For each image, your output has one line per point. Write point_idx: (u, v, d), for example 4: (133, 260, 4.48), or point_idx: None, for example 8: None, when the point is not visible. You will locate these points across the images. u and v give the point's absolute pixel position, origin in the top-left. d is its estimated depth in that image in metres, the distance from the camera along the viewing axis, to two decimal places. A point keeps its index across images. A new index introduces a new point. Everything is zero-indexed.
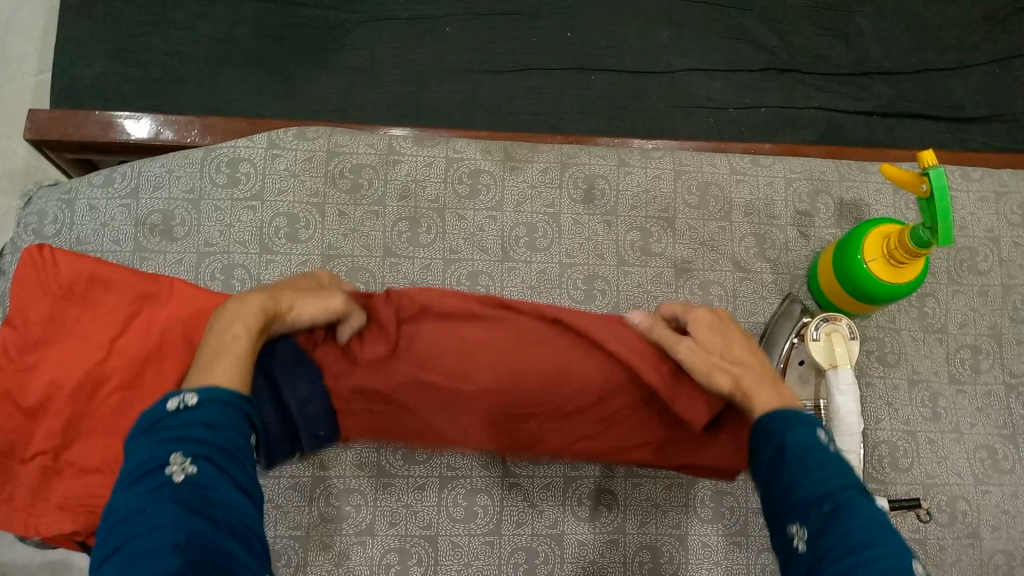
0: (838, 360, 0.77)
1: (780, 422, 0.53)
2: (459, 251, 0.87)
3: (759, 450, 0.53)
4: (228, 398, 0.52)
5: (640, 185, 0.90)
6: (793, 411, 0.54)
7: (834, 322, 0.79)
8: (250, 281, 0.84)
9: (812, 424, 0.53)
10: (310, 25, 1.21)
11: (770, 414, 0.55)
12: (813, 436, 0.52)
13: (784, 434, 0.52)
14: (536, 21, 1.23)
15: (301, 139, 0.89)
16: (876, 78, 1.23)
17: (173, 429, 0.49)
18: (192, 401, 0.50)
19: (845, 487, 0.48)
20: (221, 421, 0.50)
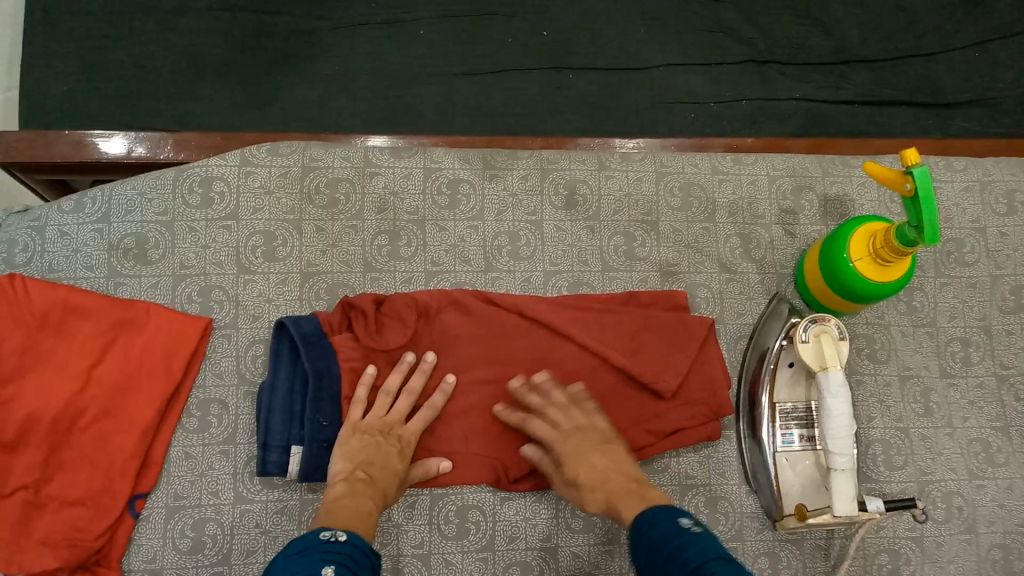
0: (825, 363, 0.76)
1: (650, 519, 0.63)
2: (440, 264, 0.85)
3: (637, 548, 0.62)
4: (359, 542, 0.62)
5: (622, 188, 0.89)
6: (662, 511, 0.64)
7: (822, 323, 0.78)
8: (228, 302, 0.82)
9: (678, 517, 0.63)
10: (281, 33, 1.18)
11: (646, 514, 0.64)
12: (677, 526, 0.61)
13: (651, 530, 0.61)
14: (511, 21, 1.20)
15: (274, 154, 0.86)
16: (857, 67, 1.21)
17: (328, 546, 0.59)
18: (341, 537, 0.61)
19: (705, 558, 0.55)
20: (361, 561, 0.60)
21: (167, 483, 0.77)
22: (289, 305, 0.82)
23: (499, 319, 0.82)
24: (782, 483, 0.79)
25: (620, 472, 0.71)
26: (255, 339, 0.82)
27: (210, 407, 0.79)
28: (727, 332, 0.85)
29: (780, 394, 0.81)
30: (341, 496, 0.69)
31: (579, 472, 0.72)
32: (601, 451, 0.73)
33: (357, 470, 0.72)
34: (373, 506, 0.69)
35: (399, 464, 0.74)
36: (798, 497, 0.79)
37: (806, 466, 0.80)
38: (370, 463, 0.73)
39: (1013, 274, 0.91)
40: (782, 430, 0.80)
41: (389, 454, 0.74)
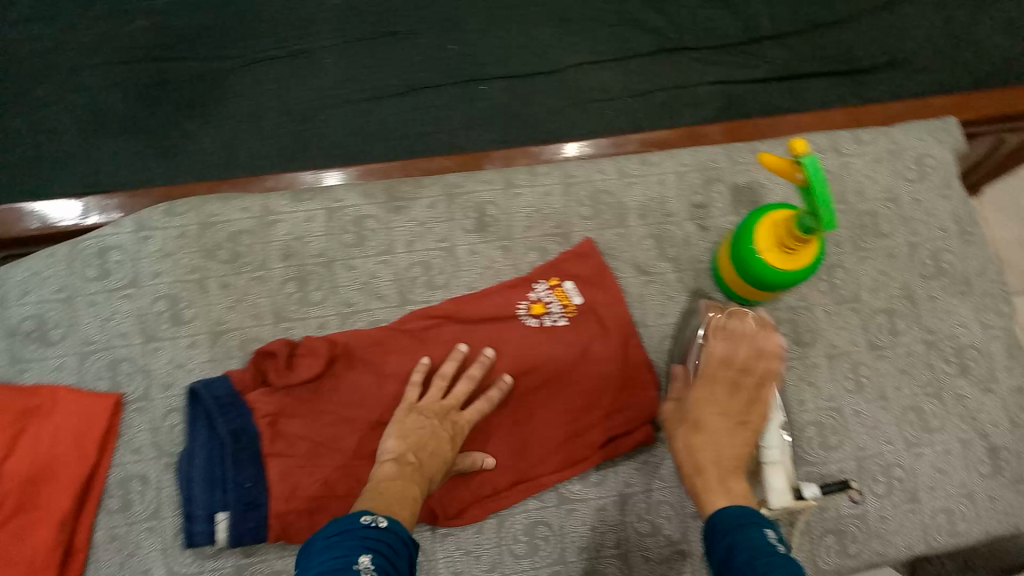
0: (746, 361, 0.77)
1: (734, 521, 0.64)
2: (354, 303, 0.83)
3: (711, 551, 0.64)
4: (401, 531, 0.61)
5: (530, 205, 0.88)
6: (747, 514, 0.65)
7: (739, 318, 0.79)
8: (138, 374, 0.80)
9: (763, 526, 0.63)
10: (180, 78, 1.12)
11: (729, 514, 0.65)
12: (763, 537, 0.61)
13: (733, 532, 0.62)
14: (416, 38, 1.15)
15: (169, 216, 0.84)
16: (768, 44, 1.17)
17: (367, 531, 0.58)
18: (380, 523, 0.60)
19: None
20: (400, 551, 0.59)
21: (95, 568, 0.75)
22: (202, 368, 0.80)
23: (455, 331, 0.83)
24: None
25: (724, 453, 0.73)
26: (170, 408, 0.80)
27: (131, 483, 0.78)
28: (651, 334, 0.86)
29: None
30: (390, 477, 0.68)
31: (690, 429, 0.75)
32: (736, 430, 0.75)
33: (408, 452, 0.71)
34: (418, 493, 0.68)
35: (448, 452, 0.73)
36: (736, 492, 0.79)
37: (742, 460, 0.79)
38: (421, 446, 0.72)
39: (929, 238, 0.91)
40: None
41: (442, 442, 0.73)
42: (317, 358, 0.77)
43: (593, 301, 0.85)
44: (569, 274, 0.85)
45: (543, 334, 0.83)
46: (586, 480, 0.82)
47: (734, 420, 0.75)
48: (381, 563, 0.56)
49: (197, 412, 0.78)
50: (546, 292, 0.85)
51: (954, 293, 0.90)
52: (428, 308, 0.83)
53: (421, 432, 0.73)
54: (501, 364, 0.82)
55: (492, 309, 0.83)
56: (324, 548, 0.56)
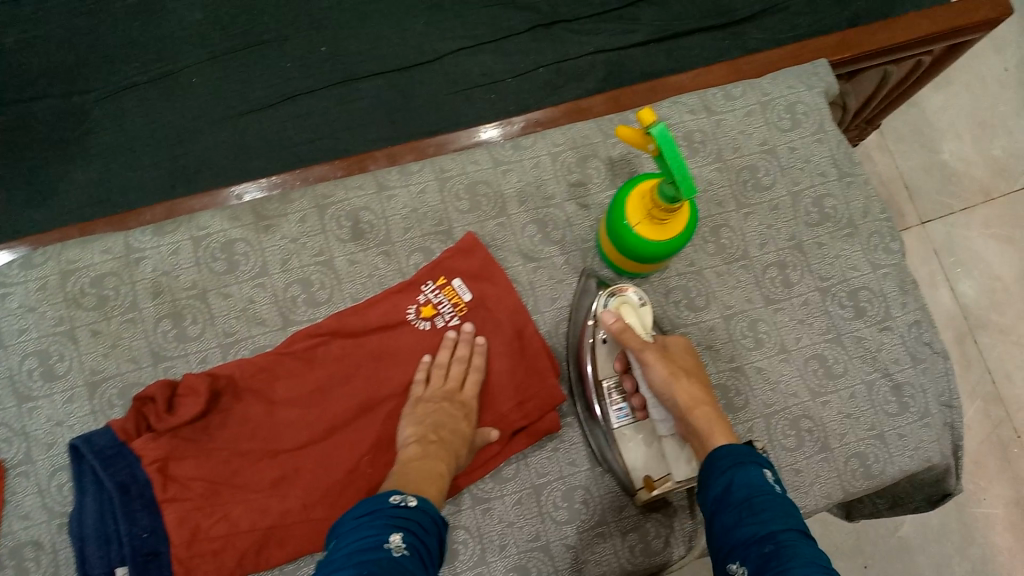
0: (643, 330, 0.77)
1: (734, 458, 0.64)
2: (234, 332, 0.81)
3: (707, 488, 0.64)
4: (430, 509, 0.64)
5: (406, 205, 0.86)
6: (748, 454, 0.65)
7: (621, 294, 0.79)
8: (17, 438, 0.77)
9: (762, 466, 0.63)
10: (42, 118, 1.07)
11: (728, 450, 0.65)
12: (761, 475, 0.62)
13: (735, 471, 0.63)
14: (286, 44, 1.11)
15: (29, 267, 0.80)
16: (643, 7, 1.16)
17: (396, 511, 0.60)
18: (409, 502, 0.62)
19: (784, 528, 0.55)
20: (429, 530, 0.61)
21: None
22: (81, 422, 0.77)
23: (346, 346, 0.81)
24: (627, 457, 0.78)
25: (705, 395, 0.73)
26: (56, 467, 0.76)
27: (23, 550, 0.74)
28: (547, 319, 0.85)
29: (606, 371, 0.80)
30: (416, 459, 0.71)
31: (677, 373, 0.74)
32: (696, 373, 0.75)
33: (429, 433, 0.74)
34: (445, 468, 0.71)
35: (465, 429, 0.77)
36: (645, 468, 0.78)
37: (647, 436, 0.79)
38: (440, 427, 0.75)
39: (810, 186, 0.91)
40: (615, 405, 0.79)
41: (457, 421, 0.77)
42: (199, 396, 0.74)
43: (483, 295, 0.83)
44: (454, 271, 0.83)
45: (437, 336, 0.83)
46: (498, 477, 0.80)
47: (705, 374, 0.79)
48: (412, 544, 0.58)
49: (83, 468, 0.75)
50: (434, 293, 0.83)
51: (842, 237, 0.90)
52: (312, 326, 0.81)
53: (437, 415, 0.76)
54: (399, 371, 0.81)
55: (382, 316, 0.82)
56: (356, 527, 0.58)
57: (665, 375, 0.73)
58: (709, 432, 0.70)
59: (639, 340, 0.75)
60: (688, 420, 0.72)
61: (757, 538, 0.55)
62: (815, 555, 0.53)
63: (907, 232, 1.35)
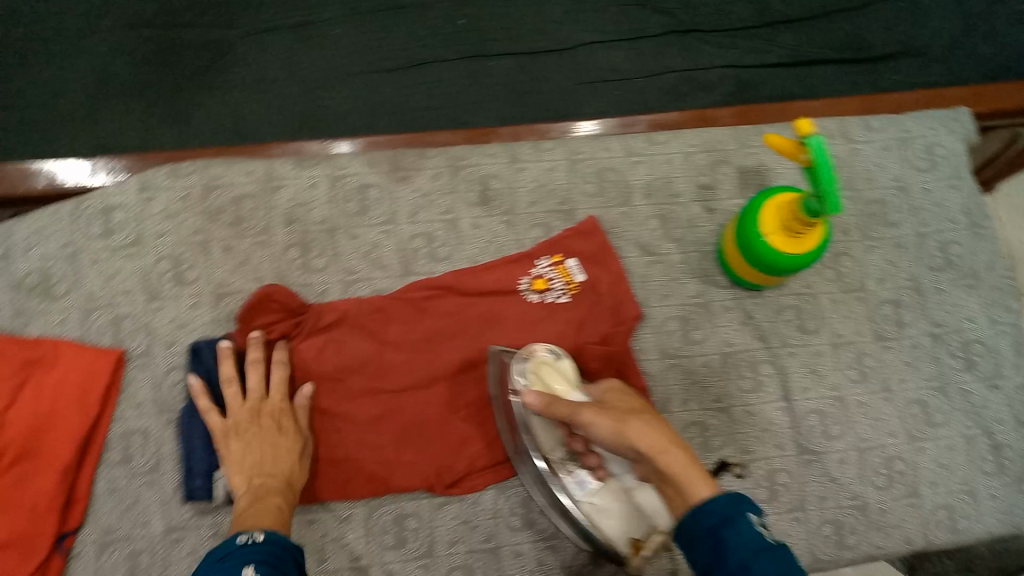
0: (566, 387, 0.73)
1: (718, 514, 0.52)
2: (356, 271, 0.84)
3: (695, 549, 0.54)
4: (280, 539, 0.62)
5: (535, 179, 0.87)
6: (730, 501, 0.53)
7: (534, 357, 0.76)
8: (141, 332, 0.80)
9: (746, 509, 0.52)
10: (191, 44, 1.11)
11: (706, 503, 0.53)
12: (752, 530, 0.51)
13: (723, 533, 0.51)
14: (427, 12, 1.13)
15: (174, 176, 0.84)
16: (781, 28, 1.14)
17: (245, 549, 0.59)
18: (257, 539, 0.61)
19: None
20: (285, 559, 0.60)
21: (95, 517, 0.77)
22: (204, 328, 0.81)
23: (455, 304, 0.83)
24: (599, 526, 0.70)
25: (658, 430, 0.61)
26: (172, 366, 0.80)
27: (132, 438, 0.79)
28: (655, 315, 0.85)
29: (547, 445, 0.73)
30: (246, 505, 0.67)
31: (617, 422, 0.62)
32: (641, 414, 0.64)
33: (254, 476, 0.70)
34: (283, 501, 0.68)
35: (291, 446, 0.73)
36: (625, 530, 0.70)
37: (614, 501, 0.70)
38: (263, 463, 0.70)
39: (939, 231, 0.91)
40: (569, 476, 0.72)
41: (281, 446, 0.72)
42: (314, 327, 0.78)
43: (595, 279, 0.84)
44: (574, 250, 0.85)
45: (544, 310, 0.84)
46: None
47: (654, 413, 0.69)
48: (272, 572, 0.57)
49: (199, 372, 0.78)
50: (548, 268, 0.84)
51: (962, 287, 0.89)
52: (431, 279, 0.84)
53: (261, 447, 0.71)
54: (502, 337, 0.82)
55: (498, 282, 0.84)
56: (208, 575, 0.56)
57: (613, 425, 0.62)
58: (683, 468, 0.57)
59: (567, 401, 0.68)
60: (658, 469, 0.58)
61: None
62: None
63: None
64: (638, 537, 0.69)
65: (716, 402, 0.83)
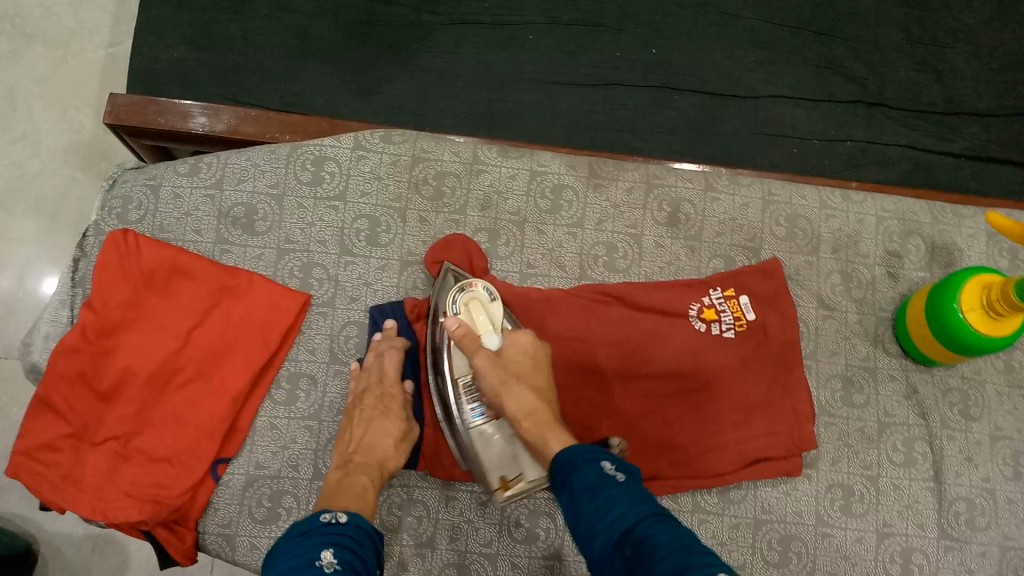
0: (488, 325, 0.74)
1: (571, 463, 0.59)
2: (536, 266, 0.86)
3: (561, 500, 0.59)
4: (363, 523, 0.62)
5: (727, 212, 0.88)
6: (584, 452, 0.61)
7: (471, 291, 0.78)
8: (328, 282, 0.83)
9: (599, 460, 0.59)
10: (392, 22, 1.16)
11: (563, 455, 0.61)
12: (598, 472, 0.57)
13: (573, 479, 0.58)
14: (621, 34, 1.16)
15: (386, 141, 0.87)
16: (963, 115, 1.15)
17: (328, 529, 0.59)
18: (341, 518, 0.61)
19: (637, 518, 0.52)
20: (363, 543, 0.60)
21: (249, 451, 0.78)
22: (386, 291, 0.84)
23: (620, 313, 0.84)
24: (481, 455, 0.74)
25: (526, 400, 0.67)
26: (350, 320, 0.82)
27: (299, 381, 0.81)
28: (820, 369, 0.85)
29: (461, 369, 0.76)
30: (336, 480, 0.68)
31: (502, 385, 0.69)
32: (529, 384, 0.69)
33: (352, 454, 0.72)
34: (370, 481, 0.68)
35: (392, 429, 0.74)
36: (500, 467, 0.73)
37: (503, 435, 0.74)
38: (362, 442, 0.72)
39: None
40: (470, 404, 0.75)
41: (381, 428, 0.73)
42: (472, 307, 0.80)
43: (765, 321, 0.84)
44: (750, 287, 0.85)
45: (710, 340, 0.83)
46: (725, 496, 0.81)
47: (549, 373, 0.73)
48: (348, 561, 0.56)
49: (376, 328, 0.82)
50: (719, 300, 0.84)
51: None
52: (607, 285, 0.85)
53: (363, 427, 0.73)
54: (663, 356, 0.82)
55: (669, 301, 0.84)
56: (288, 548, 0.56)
57: (496, 386, 0.69)
58: (540, 438, 0.65)
59: (477, 342, 0.72)
60: (519, 430, 0.67)
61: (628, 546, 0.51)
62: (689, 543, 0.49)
63: None
64: (504, 476, 0.73)
65: (864, 468, 0.83)
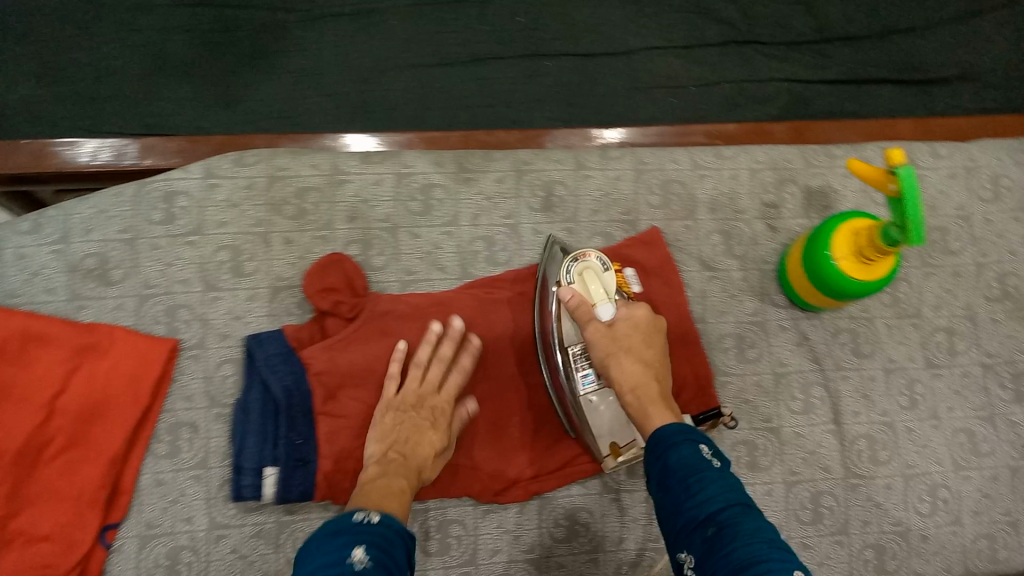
0: (602, 295, 0.72)
1: (667, 439, 0.60)
2: (415, 271, 0.83)
3: (651, 468, 0.60)
4: (393, 523, 0.60)
5: (600, 188, 0.86)
6: (684, 431, 0.61)
7: (583, 260, 0.75)
8: (196, 322, 0.80)
9: (698, 441, 0.59)
10: (246, 26, 1.09)
11: (661, 432, 0.61)
12: (695, 453, 0.57)
13: (667, 454, 0.59)
14: (486, 8, 1.12)
15: (240, 165, 0.84)
16: (837, 45, 1.14)
17: (360, 528, 0.57)
18: (373, 518, 0.59)
19: (725, 505, 0.53)
20: (395, 542, 0.58)
21: (139, 511, 0.76)
22: (259, 322, 0.80)
23: (515, 300, 0.82)
24: (591, 424, 0.76)
25: (637, 376, 0.68)
26: (225, 359, 0.80)
27: (180, 431, 0.78)
28: (711, 331, 0.84)
29: (570, 338, 0.76)
30: (376, 476, 0.68)
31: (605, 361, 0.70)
32: (638, 360, 0.70)
33: (388, 449, 0.71)
34: (407, 482, 0.68)
35: (434, 438, 0.73)
36: (610, 434, 0.76)
37: (612, 405, 0.76)
38: (400, 441, 0.71)
39: (997, 261, 0.90)
40: (581, 371, 0.75)
41: (421, 433, 0.72)
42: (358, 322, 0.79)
43: (653, 291, 0.82)
44: (635, 258, 0.83)
45: None
46: (632, 471, 0.83)
47: (661, 348, 0.73)
48: (377, 558, 0.55)
49: (255, 350, 0.77)
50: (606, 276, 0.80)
51: (1017, 319, 0.89)
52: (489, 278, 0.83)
53: (400, 427, 0.73)
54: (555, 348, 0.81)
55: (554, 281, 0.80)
56: (317, 546, 0.55)
57: (602, 358, 0.70)
58: (644, 415, 0.66)
59: (590, 314, 0.72)
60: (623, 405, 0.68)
61: (714, 532, 0.51)
62: (774, 545, 0.49)
63: None
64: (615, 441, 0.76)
65: (765, 422, 0.83)
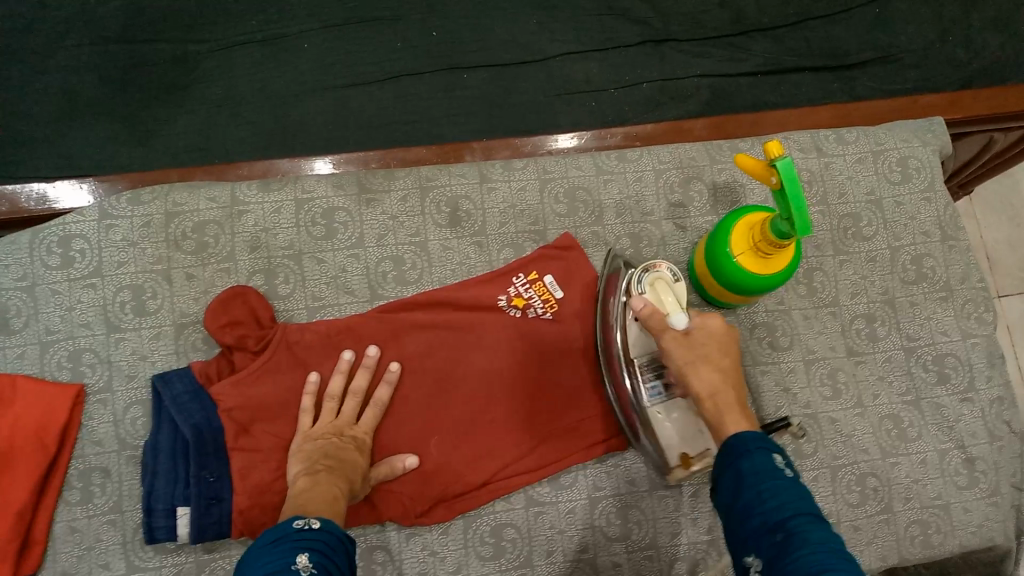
0: (676, 304, 0.69)
1: (742, 445, 0.57)
2: (322, 298, 0.82)
3: (718, 475, 0.58)
4: (335, 529, 0.60)
5: (506, 200, 0.86)
6: (756, 438, 0.58)
7: (655, 270, 0.72)
8: (101, 364, 0.79)
9: (770, 450, 0.57)
10: (156, 60, 1.09)
11: (733, 440, 0.59)
12: (770, 461, 0.55)
13: (741, 460, 0.56)
14: (398, 24, 1.11)
15: (134, 204, 0.82)
16: (752, 36, 1.14)
17: (300, 535, 0.56)
18: (314, 524, 0.58)
19: (796, 512, 0.50)
20: (337, 549, 0.58)
21: (54, 560, 0.75)
22: (166, 360, 0.79)
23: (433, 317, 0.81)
24: (659, 437, 0.73)
25: (713, 386, 0.65)
26: (133, 401, 0.79)
27: (91, 476, 0.77)
28: None
29: (638, 349, 0.73)
30: (305, 489, 0.68)
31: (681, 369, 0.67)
32: (715, 368, 0.66)
33: (315, 463, 0.71)
34: (337, 489, 0.68)
35: (359, 460, 0.73)
36: (681, 445, 0.73)
37: (680, 413, 0.73)
38: (325, 456, 0.71)
39: (911, 244, 0.90)
40: (647, 382, 0.72)
41: (347, 452, 0.72)
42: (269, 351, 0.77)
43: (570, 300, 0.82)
44: (547, 268, 0.83)
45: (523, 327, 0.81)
46: (556, 483, 0.80)
47: (738, 358, 0.69)
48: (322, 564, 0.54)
49: (161, 391, 0.76)
50: (525, 286, 0.82)
51: (936, 300, 0.89)
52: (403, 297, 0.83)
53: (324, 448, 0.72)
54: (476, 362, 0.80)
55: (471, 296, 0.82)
56: (260, 555, 0.54)
57: (680, 367, 0.66)
58: (720, 423, 0.63)
59: (664, 322, 0.68)
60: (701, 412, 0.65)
61: (786, 536, 0.49)
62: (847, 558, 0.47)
63: (1005, 297, 1.21)
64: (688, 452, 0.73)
65: None
